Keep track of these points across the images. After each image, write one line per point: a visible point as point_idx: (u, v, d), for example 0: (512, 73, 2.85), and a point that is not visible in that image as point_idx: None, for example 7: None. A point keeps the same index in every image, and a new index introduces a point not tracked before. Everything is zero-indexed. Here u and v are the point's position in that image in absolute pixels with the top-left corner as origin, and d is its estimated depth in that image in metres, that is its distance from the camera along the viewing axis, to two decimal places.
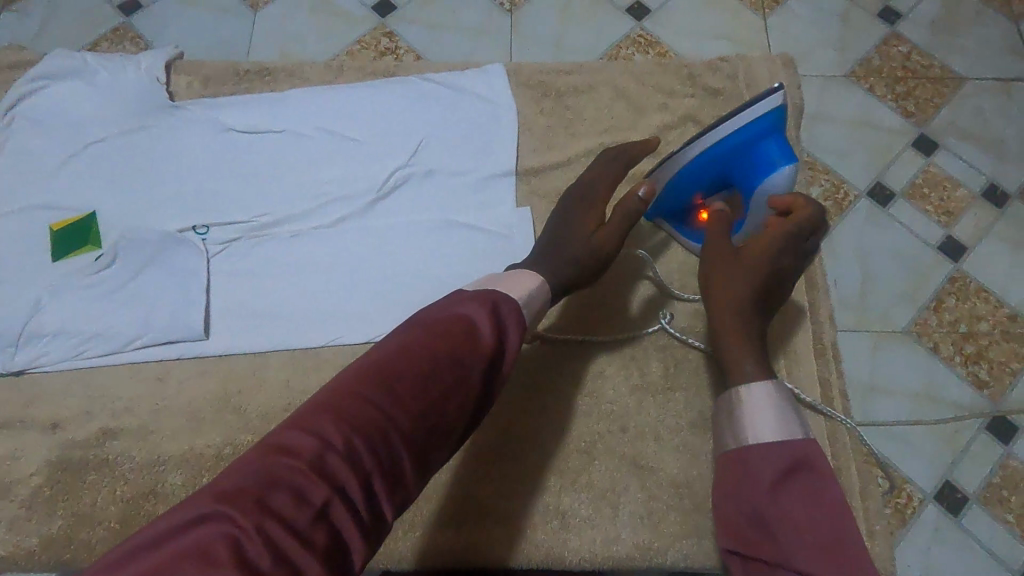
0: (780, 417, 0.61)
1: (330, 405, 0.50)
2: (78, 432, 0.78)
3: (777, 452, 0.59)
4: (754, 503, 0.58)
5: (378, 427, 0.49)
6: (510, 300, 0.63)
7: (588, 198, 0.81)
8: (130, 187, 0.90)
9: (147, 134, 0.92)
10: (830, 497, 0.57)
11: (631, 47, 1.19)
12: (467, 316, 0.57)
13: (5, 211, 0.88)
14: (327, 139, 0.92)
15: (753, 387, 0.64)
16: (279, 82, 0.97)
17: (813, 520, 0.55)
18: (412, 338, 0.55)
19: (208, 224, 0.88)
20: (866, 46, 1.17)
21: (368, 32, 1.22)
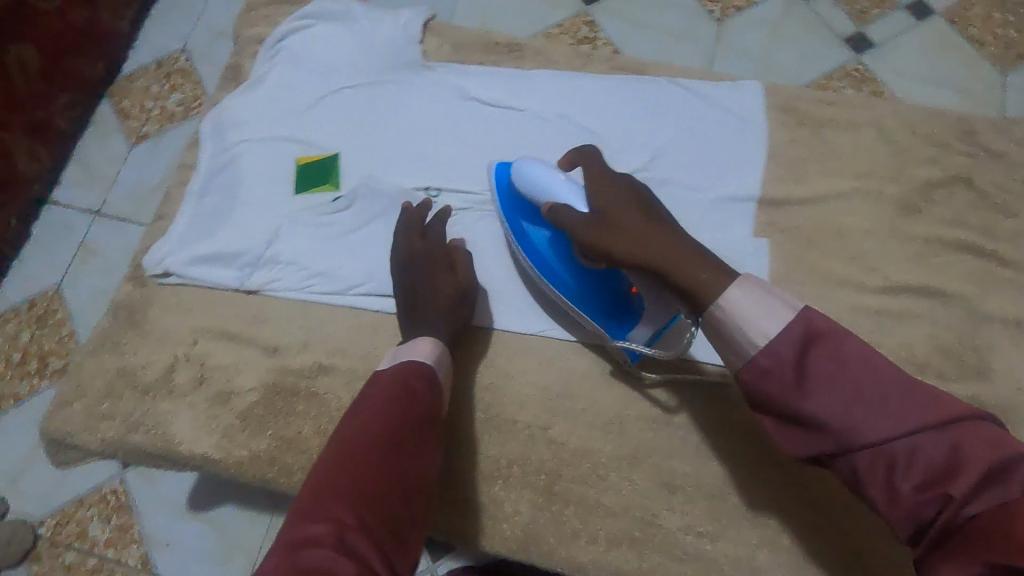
0: (766, 296, 0.54)
1: (328, 495, 0.53)
2: (293, 360, 0.82)
3: (789, 337, 0.52)
4: (788, 403, 0.52)
5: (349, 502, 0.53)
6: (420, 362, 0.69)
7: (411, 258, 0.80)
8: (373, 137, 0.92)
9: (396, 89, 0.94)
10: (853, 353, 0.52)
11: (842, 79, 1.11)
12: (400, 390, 0.65)
13: (260, 136, 0.92)
14: (565, 126, 0.91)
15: (733, 288, 0.56)
16: (525, 61, 0.97)
17: (859, 384, 0.50)
18: (353, 424, 0.61)
19: (440, 188, 0.88)
20: None
21: (568, 18, 1.19)
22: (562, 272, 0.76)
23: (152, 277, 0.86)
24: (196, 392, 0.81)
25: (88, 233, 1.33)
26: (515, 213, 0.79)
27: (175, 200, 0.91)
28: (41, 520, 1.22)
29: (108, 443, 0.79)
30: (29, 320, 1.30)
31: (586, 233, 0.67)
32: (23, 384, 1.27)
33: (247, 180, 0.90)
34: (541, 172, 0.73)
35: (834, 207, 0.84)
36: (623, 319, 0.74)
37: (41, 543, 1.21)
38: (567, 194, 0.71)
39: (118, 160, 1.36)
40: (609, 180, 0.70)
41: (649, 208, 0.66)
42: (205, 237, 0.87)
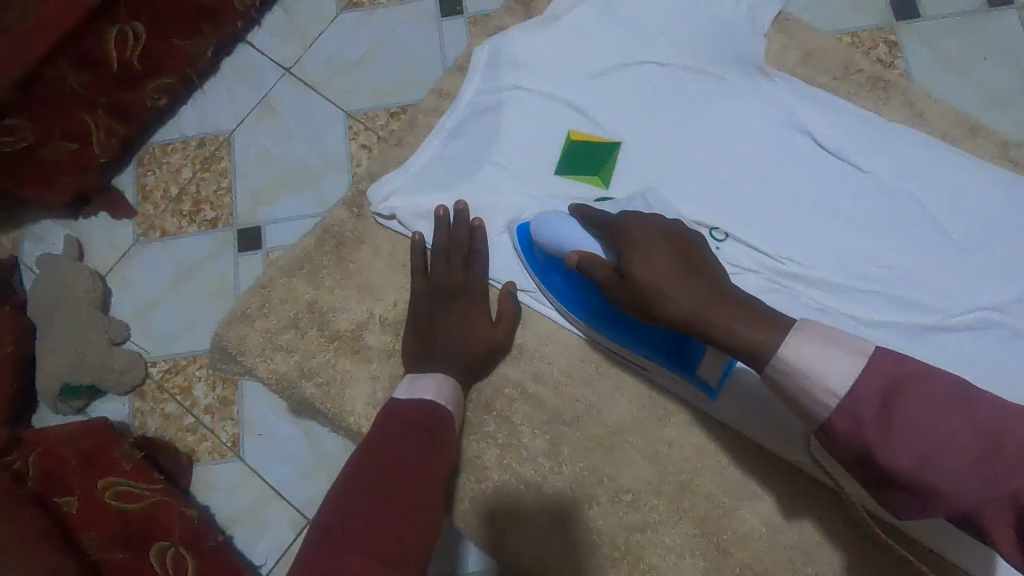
0: (825, 342, 0.47)
1: (339, 563, 0.45)
2: (498, 370, 0.70)
3: (867, 388, 0.45)
4: (878, 457, 0.44)
5: (356, 554, 0.46)
6: (432, 403, 0.61)
7: (441, 287, 0.68)
8: (667, 139, 0.74)
9: (713, 87, 0.74)
10: (943, 397, 0.44)
11: None
12: (404, 433, 0.57)
13: (537, 90, 0.76)
14: (912, 213, 0.69)
15: (789, 340, 0.49)
16: (885, 106, 0.75)
17: (944, 434, 0.43)
18: (356, 471, 0.54)
19: (730, 232, 0.70)
20: None
21: (867, 28, 0.82)
22: (632, 329, 0.65)
23: (372, 213, 0.74)
24: (386, 362, 0.71)
25: (276, 88, 1.15)
26: (548, 271, 0.68)
27: (420, 131, 0.77)
28: (154, 360, 1.09)
29: (279, 379, 0.71)
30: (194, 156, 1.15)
31: (632, 287, 0.58)
32: (173, 223, 1.13)
33: (507, 139, 0.75)
34: (557, 225, 0.65)
35: None
36: (687, 355, 0.62)
37: (150, 382, 1.08)
38: (603, 248, 0.63)
39: (322, 20, 1.17)
40: (621, 230, 0.61)
41: (693, 260, 0.58)
42: (443, 190, 0.73)
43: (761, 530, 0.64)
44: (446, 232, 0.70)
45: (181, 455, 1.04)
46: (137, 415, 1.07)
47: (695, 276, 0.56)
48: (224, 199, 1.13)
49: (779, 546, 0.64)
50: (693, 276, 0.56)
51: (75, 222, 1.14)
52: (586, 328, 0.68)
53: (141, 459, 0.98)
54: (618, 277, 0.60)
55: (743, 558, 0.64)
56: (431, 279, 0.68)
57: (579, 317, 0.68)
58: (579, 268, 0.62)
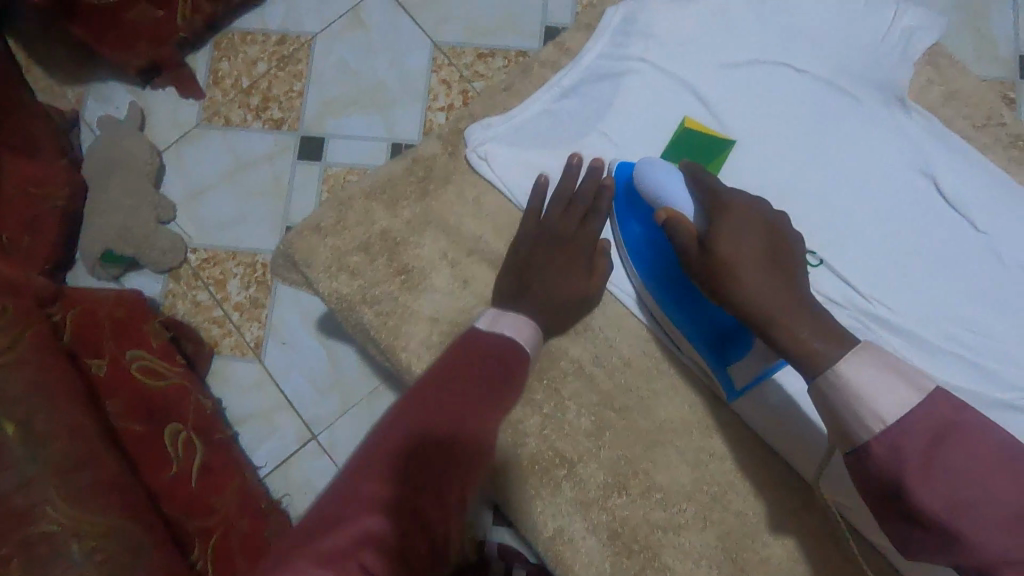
0: (887, 370, 0.47)
1: (384, 453, 0.50)
2: (557, 344, 0.69)
3: (917, 424, 0.45)
4: (905, 489, 0.45)
5: (407, 468, 0.49)
6: (512, 342, 0.59)
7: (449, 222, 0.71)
8: (784, 149, 0.70)
9: (843, 108, 0.70)
10: (988, 452, 0.44)
11: None
12: (471, 356, 0.57)
13: (661, 66, 0.72)
14: (1018, 286, 0.66)
15: (850, 360, 0.48)
16: (1018, 167, 0.70)
17: (980, 483, 0.43)
18: (427, 390, 0.54)
19: (825, 258, 0.68)
20: None
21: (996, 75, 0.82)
22: (694, 307, 0.65)
23: (466, 156, 0.72)
24: (445, 311, 0.70)
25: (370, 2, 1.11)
26: (628, 215, 0.68)
27: (530, 82, 0.74)
28: (195, 248, 1.07)
29: (339, 299, 0.71)
30: (272, 54, 1.11)
31: (704, 260, 0.57)
32: (238, 116, 1.10)
33: (621, 110, 0.72)
34: (657, 173, 0.62)
35: None
36: (730, 350, 0.64)
37: (186, 267, 1.07)
38: (695, 214, 0.60)
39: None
40: (723, 202, 0.59)
41: (777, 258, 0.57)
42: (540, 147, 0.72)
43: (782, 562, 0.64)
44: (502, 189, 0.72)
45: (204, 345, 1.03)
46: (168, 296, 1.06)
47: (768, 255, 0.56)
48: (293, 103, 1.10)
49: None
50: (766, 253, 0.56)
51: (142, 93, 1.10)
52: (638, 284, 0.68)
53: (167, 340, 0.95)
54: (697, 242, 0.58)
55: None
56: (432, 207, 0.72)
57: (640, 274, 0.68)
58: (666, 227, 0.60)
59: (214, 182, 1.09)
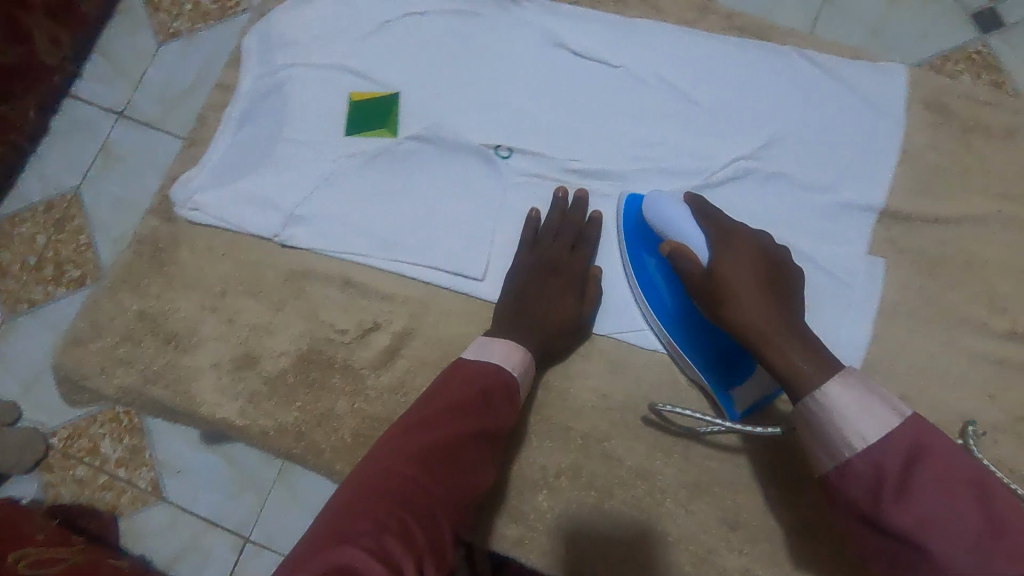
0: (873, 398, 0.52)
1: (383, 487, 0.52)
2: (326, 326, 0.74)
3: (895, 446, 0.50)
4: (880, 509, 0.50)
5: (404, 502, 0.51)
6: (497, 366, 0.64)
7: (197, 272, 0.75)
8: (441, 79, 0.79)
9: (471, 24, 0.80)
10: (961, 476, 0.49)
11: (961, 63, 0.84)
12: (467, 391, 0.60)
13: (310, 61, 0.79)
14: (665, 93, 0.77)
15: (836, 381, 0.53)
16: (624, 9, 0.82)
17: (954, 505, 0.48)
18: (417, 420, 0.58)
19: (512, 147, 0.76)
20: None
21: None
22: (705, 334, 0.68)
23: (179, 213, 0.77)
24: (225, 349, 0.73)
25: (112, 132, 1.01)
26: (639, 247, 0.71)
27: (212, 128, 0.81)
28: (53, 432, 0.95)
29: (126, 391, 0.73)
30: (47, 223, 1.00)
31: (704, 286, 0.62)
32: (38, 293, 0.98)
33: (293, 114, 0.78)
34: (668, 206, 0.67)
35: (982, 232, 0.72)
36: (733, 368, 0.67)
37: (53, 453, 0.95)
38: (704, 243, 0.64)
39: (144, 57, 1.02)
40: (725, 229, 0.65)
41: (778, 284, 0.61)
42: (241, 176, 0.77)
43: (598, 405, 0.72)
44: (232, 228, 0.76)
45: (103, 514, 0.92)
46: (49, 488, 0.94)
47: (772, 296, 0.60)
48: (86, 256, 0.99)
49: (610, 416, 0.71)
50: (770, 296, 0.60)
51: None
52: (666, 339, 0.71)
53: (57, 526, 0.86)
54: (702, 268, 0.62)
55: (586, 435, 0.71)
56: (174, 268, 0.76)
57: (655, 314, 0.70)
58: (669, 257, 0.64)
59: (41, 364, 0.97)
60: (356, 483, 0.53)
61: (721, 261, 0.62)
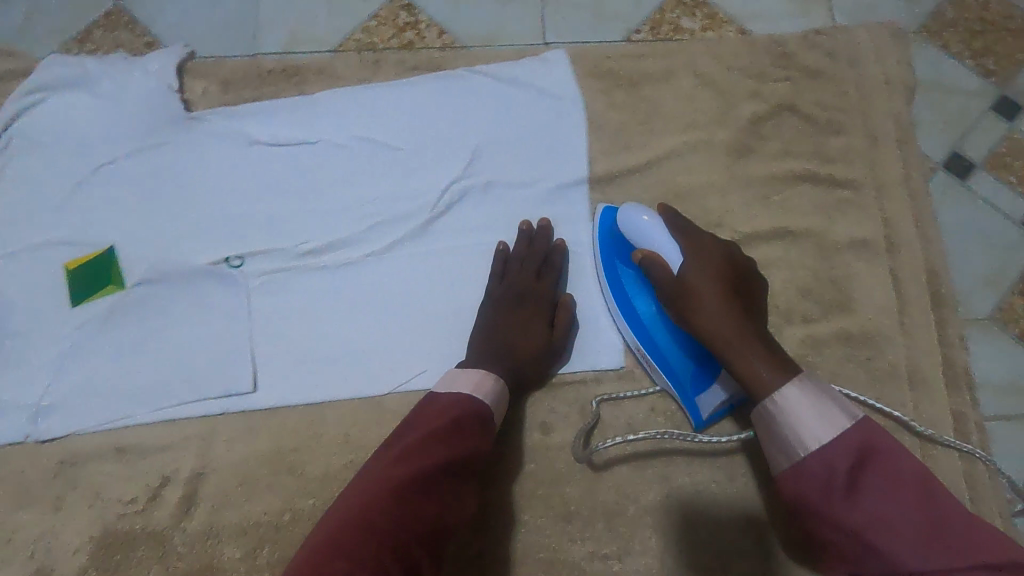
0: (820, 404, 0.54)
1: (353, 528, 0.52)
2: (114, 502, 0.70)
3: (843, 446, 0.52)
4: (830, 507, 0.51)
5: (372, 542, 0.51)
6: (465, 396, 0.63)
7: None
8: (152, 216, 0.78)
9: (164, 153, 0.80)
10: (911, 478, 0.50)
11: (677, 9, 0.92)
12: (442, 427, 0.60)
13: (11, 249, 0.77)
14: (368, 150, 0.80)
15: (794, 383, 0.56)
16: (306, 86, 0.84)
17: (904, 506, 0.49)
18: (382, 465, 0.58)
19: (242, 254, 0.77)
20: None
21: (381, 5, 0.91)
22: (671, 341, 0.69)
23: None
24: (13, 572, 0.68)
25: None
26: (613, 258, 0.72)
27: None
28: None
29: None
30: None
31: (676, 294, 0.64)
32: None
33: (10, 308, 0.75)
34: (638, 217, 0.68)
35: (677, 164, 0.80)
36: (700, 375, 0.68)
37: None
38: (672, 254, 0.66)
39: None
40: (698, 244, 0.66)
41: (746, 297, 0.64)
42: None
43: None
44: None
45: None
46: None
47: (728, 301, 0.62)
48: None
49: None
50: (729, 300, 0.62)
51: None
52: (637, 348, 0.71)
53: None
54: (673, 279, 0.64)
55: None
56: None
57: (625, 320, 0.71)
58: (643, 265, 0.67)
59: None
60: (328, 526, 0.53)
61: (699, 272, 0.63)
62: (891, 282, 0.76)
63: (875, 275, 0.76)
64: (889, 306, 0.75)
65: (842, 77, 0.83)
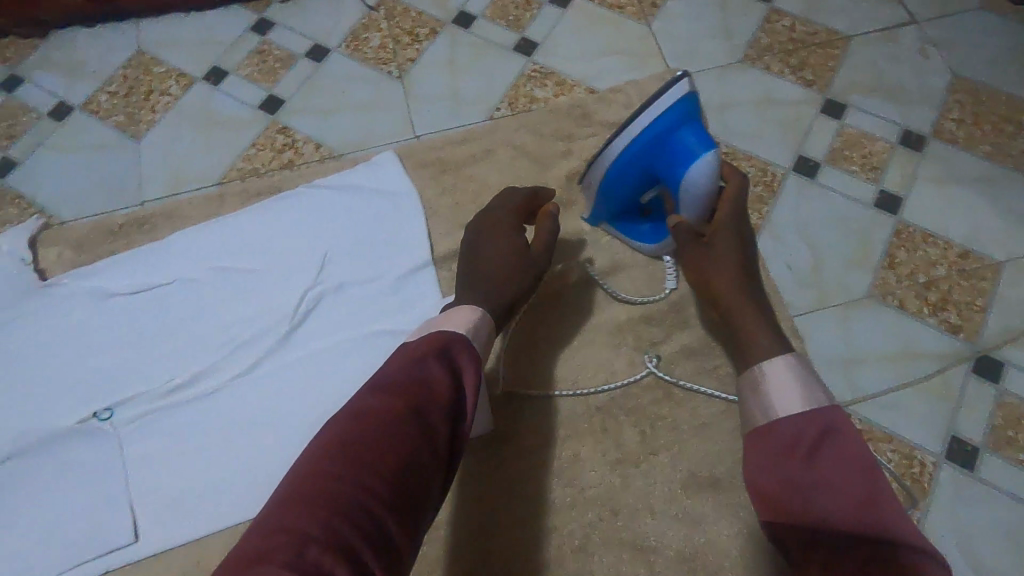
0: (805, 387, 0.56)
1: (321, 478, 0.49)
2: None
3: (812, 424, 0.54)
4: (786, 467, 0.53)
5: (330, 507, 0.47)
6: (456, 334, 0.62)
7: None
8: (14, 389, 0.79)
9: (22, 323, 0.82)
10: (863, 461, 0.52)
11: (529, 83, 1.10)
12: (424, 371, 0.57)
13: None
14: (222, 278, 0.84)
15: (774, 362, 0.59)
16: (159, 231, 0.89)
17: (847, 481, 0.51)
18: (363, 409, 0.54)
19: (109, 405, 0.78)
20: (748, 28, 1.13)
21: (260, 134, 1.07)
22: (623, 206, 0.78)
23: None
24: None
25: None
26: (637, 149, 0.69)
27: None
28: None
29: None
30: None
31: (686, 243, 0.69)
32: None
33: None
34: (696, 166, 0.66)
35: None
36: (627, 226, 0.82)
37: None
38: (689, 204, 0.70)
39: None
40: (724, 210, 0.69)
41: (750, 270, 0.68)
42: None
43: None
44: None
45: None
46: None
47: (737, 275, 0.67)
48: None
49: None
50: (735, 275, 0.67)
51: None
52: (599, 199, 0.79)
53: None
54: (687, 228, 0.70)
55: None
56: None
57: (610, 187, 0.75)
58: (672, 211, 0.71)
59: None
60: (294, 484, 0.49)
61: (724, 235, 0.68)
62: None
63: None
64: None
65: None
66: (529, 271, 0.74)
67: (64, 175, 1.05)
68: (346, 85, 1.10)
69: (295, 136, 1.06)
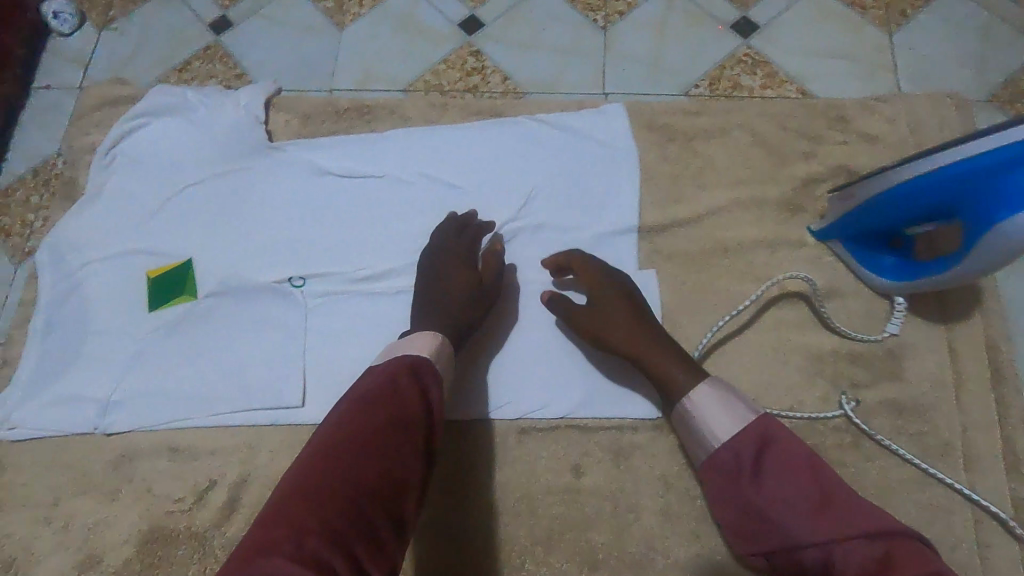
0: (724, 406, 0.61)
1: (317, 478, 0.52)
2: (160, 500, 0.74)
3: (745, 439, 0.59)
4: (743, 490, 0.58)
5: (336, 504, 0.50)
6: (412, 356, 0.64)
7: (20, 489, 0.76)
8: (226, 235, 0.85)
9: (244, 177, 0.87)
10: (801, 464, 0.57)
11: (736, 66, 0.99)
12: (394, 386, 0.60)
13: (100, 255, 0.84)
14: (428, 186, 0.85)
15: (694, 395, 0.63)
16: (377, 124, 0.90)
17: (800, 493, 0.55)
18: (343, 415, 0.58)
19: (304, 275, 0.82)
20: (1012, 63, 0.97)
21: (453, 52, 1.03)
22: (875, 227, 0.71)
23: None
24: (67, 556, 0.73)
25: None
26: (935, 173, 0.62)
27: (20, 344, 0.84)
28: None
29: None
30: None
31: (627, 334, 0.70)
32: None
33: (96, 308, 0.81)
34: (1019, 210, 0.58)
35: (726, 219, 0.81)
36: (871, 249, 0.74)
37: None
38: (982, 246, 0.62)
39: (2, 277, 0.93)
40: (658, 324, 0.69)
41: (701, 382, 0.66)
42: (56, 379, 0.79)
43: (437, 490, 0.72)
44: (61, 434, 0.78)
45: None
46: None
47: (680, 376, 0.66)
48: None
49: (456, 498, 0.71)
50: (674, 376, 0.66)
51: None
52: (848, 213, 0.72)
53: None
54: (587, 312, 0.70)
55: (438, 526, 0.70)
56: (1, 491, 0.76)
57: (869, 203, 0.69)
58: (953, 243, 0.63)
59: None
60: (298, 482, 0.53)
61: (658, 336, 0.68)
62: (950, 354, 0.73)
63: (932, 345, 0.73)
64: (945, 378, 0.72)
65: (903, 142, 0.82)
66: (488, 299, 0.74)
67: (273, 47, 1.06)
68: (551, 22, 1.04)
69: (487, 62, 1.02)
